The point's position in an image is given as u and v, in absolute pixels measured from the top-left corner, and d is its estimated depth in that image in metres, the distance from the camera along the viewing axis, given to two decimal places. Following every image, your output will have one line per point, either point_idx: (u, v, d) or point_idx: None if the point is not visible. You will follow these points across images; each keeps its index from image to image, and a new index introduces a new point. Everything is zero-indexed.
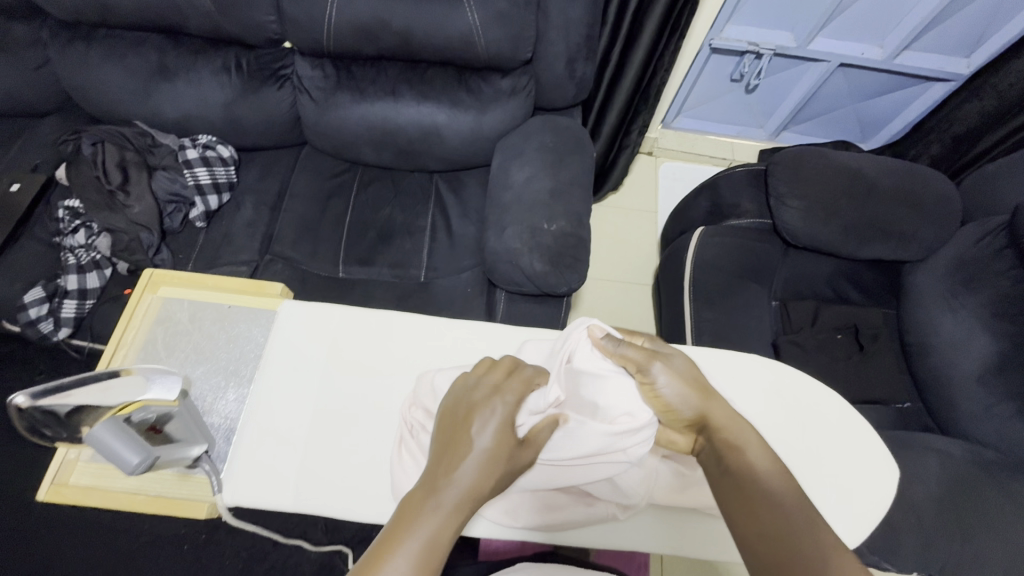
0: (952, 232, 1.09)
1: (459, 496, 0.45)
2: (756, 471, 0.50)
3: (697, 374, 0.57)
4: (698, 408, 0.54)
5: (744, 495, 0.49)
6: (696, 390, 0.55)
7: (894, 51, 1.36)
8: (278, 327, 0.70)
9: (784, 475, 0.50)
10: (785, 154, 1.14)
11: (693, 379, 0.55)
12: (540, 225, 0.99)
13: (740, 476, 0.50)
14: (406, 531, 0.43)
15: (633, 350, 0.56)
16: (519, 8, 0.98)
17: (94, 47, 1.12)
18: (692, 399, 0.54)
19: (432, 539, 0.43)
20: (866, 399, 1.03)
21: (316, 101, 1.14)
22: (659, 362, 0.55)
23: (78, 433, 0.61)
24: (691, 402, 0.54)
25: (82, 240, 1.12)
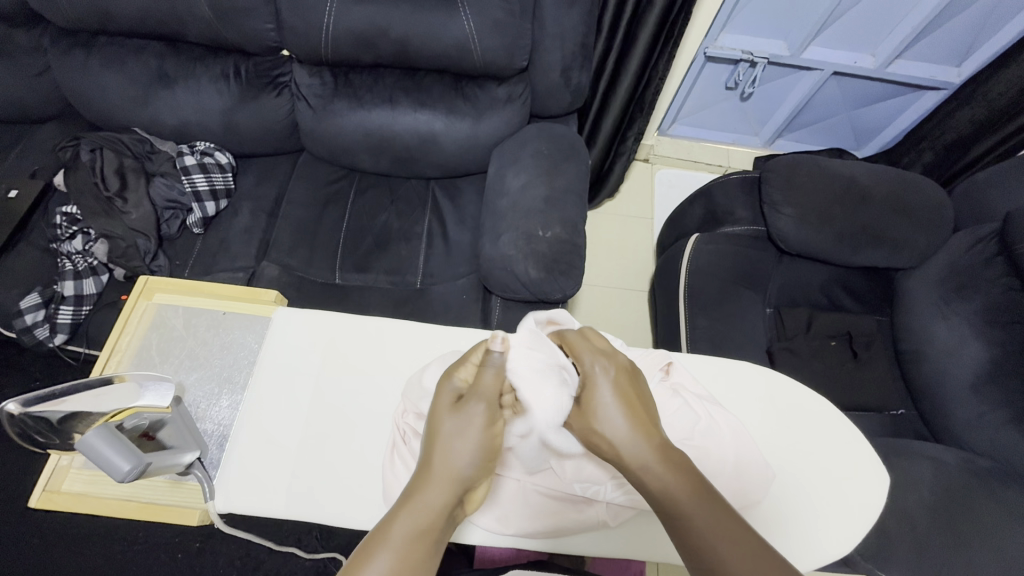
0: (944, 240, 1.10)
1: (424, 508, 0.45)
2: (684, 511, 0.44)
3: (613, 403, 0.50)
4: (618, 448, 0.48)
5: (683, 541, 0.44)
6: (619, 422, 0.49)
7: (887, 60, 1.38)
8: (271, 334, 0.70)
9: (718, 508, 0.44)
10: (779, 162, 1.15)
11: (614, 413, 0.49)
12: (536, 232, 0.99)
13: (674, 520, 0.45)
14: (377, 548, 0.42)
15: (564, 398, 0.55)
16: (515, 18, 0.99)
17: (94, 55, 1.13)
18: (613, 436, 0.49)
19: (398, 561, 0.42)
20: (860, 406, 1.04)
21: (314, 108, 1.15)
22: (573, 415, 0.53)
23: (70, 440, 0.62)
24: (612, 438, 0.49)
25: (79, 246, 1.12)
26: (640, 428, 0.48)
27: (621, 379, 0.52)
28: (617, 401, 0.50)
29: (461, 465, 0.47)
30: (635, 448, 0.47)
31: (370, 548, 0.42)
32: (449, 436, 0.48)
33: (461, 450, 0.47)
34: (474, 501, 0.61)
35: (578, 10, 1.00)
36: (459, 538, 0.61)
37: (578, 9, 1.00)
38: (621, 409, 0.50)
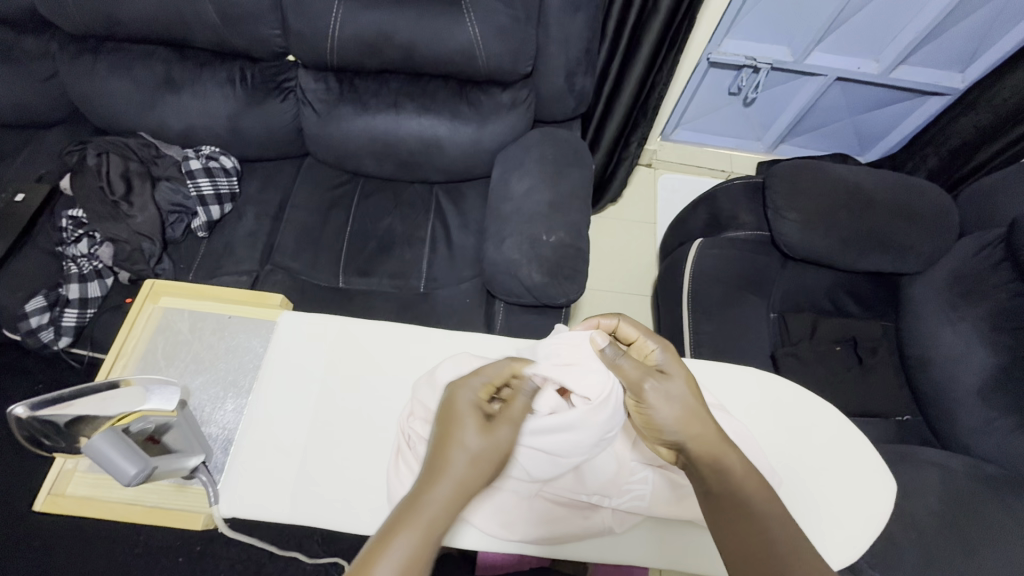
0: (950, 245, 1.09)
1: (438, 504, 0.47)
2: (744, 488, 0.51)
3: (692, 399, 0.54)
4: (690, 425, 0.53)
5: (735, 511, 0.50)
6: (697, 400, 0.55)
7: (891, 66, 1.38)
8: (277, 337, 0.70)
9: (767, 492, 0.51)
10: (783, 167, 1.15)
11: (692, 391, 0.55)
12: (539, 237, 0.99)
13: (729, 490, 0.51)
14: (392, 540, 0.44)
15: (632, 363, 0.55)
16: (520, 24, 1.00)
17: (102, 60, 1.14)
18: (682, 428, 0.53)
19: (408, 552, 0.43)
20: (865, 412, 1.03)
21: (319, 113, 1.15)
22: (653, 381, 0.55)
23: (76, 442, 0.61)
24: (680, 430, 0.53)
25: (84, 249, 1.13)
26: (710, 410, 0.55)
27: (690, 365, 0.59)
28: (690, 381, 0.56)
29: (480, 480, 0.49)
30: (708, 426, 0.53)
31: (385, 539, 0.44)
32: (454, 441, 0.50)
33: (477, 462, 0.49)
34: (480, 507, 0.60)
35: (583, 16, 1.01)
36: (464, 544, 0.61)
37: (582, 14, 1.01)
38: (693, 388, 0.55)
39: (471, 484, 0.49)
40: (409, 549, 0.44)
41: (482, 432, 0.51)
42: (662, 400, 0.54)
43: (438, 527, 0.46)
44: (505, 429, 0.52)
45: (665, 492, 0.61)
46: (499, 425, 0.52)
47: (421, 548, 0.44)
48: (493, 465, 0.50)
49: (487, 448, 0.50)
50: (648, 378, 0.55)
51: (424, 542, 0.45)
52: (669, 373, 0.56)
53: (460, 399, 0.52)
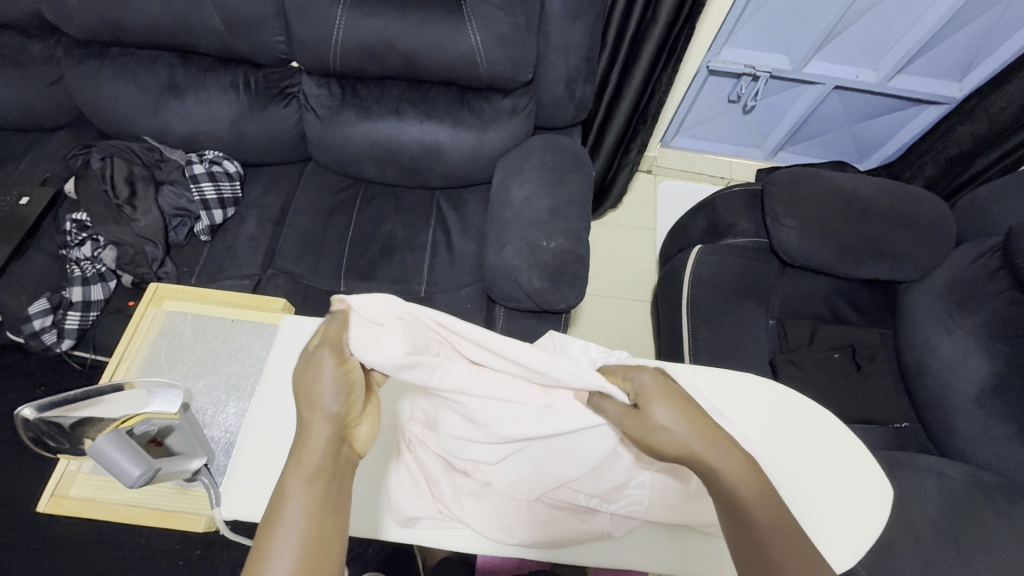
0: (947, 253, 1.10)
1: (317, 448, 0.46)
2: (753, 514, 0.47)
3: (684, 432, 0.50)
4: (684, 445, 0.49)
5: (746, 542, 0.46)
6: (684, 422, 0.51)
7: (888, 75, 1.39)
8: (278, 341, 0.71)
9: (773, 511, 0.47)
10: (781, 175, 1.16)
11: (681, 417, 0.50)
12: (540, 243, 1.00)
13: (739, 518, 0.47)
14: (284, 504, 0.43)
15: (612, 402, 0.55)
16: (521, 32, 1.01)
17: (107, 66, 1.15)
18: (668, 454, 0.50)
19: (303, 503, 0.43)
20: (863, 418, 1.03)
21: (322, 119, 1.16)
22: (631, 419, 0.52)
23: (80, 444, 0.62)
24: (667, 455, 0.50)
25: (88, 252, 1.14)
26: (708, 432, 0.50)
27: (672, 384, 0.54)
28: (678, 403, 0.51)
29: (328, 406, 0.47)
30: (705, 451, 0.49)
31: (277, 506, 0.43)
32: (313, 388, 0.48)
33: (323, 393, 0.48)
34: (478, 510, 0.61)
35: (583, 25, 1.02)
36: (462, 547, 0.61)
37: (583, 23, 1.02)
38: (685, 412, 0.51)
39: (324, 413, 0.47)
40: (303, 499, 0.43)
41: (308, 366, 0.49)
42: (665, 428, 0.50)
43: (322, 468, 0.45)
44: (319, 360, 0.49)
45: (664, 496, 0.61)
46: (319, 351, 0.50)
47: (317, 496, 0.43)
48: (335, 386, 0.48)
49: (328, 374, 0.49)
50: (626, 416, 0.53)
51: (316, 489, 0.44)
52: (646, 405, 0.52)
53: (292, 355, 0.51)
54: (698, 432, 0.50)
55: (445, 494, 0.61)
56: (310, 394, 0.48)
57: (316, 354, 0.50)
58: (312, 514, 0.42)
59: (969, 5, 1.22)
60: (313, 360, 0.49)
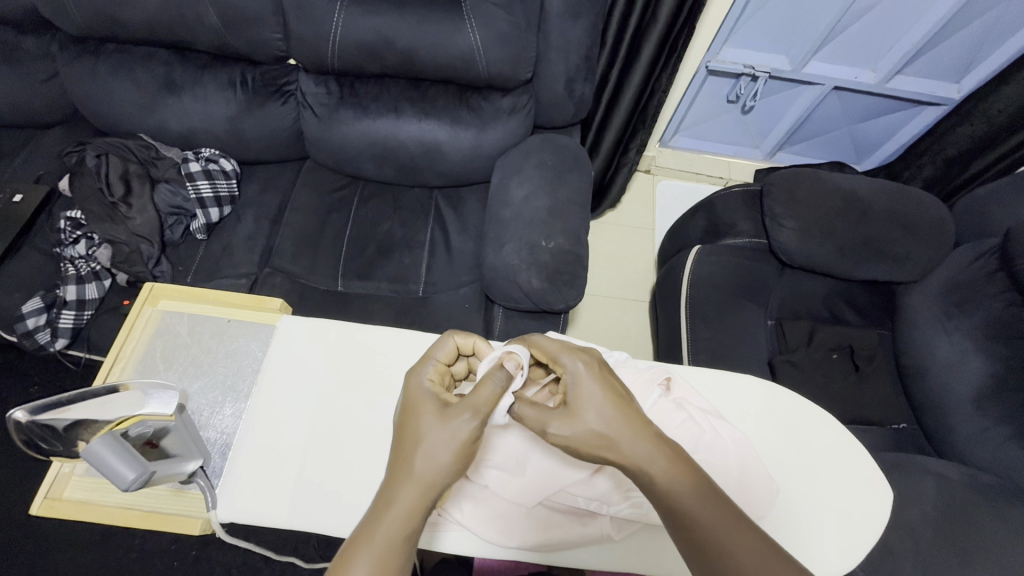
0: (945, 254, 1.10)
1: (406, 509, 0.46)
2: (688, 510, 0.46)
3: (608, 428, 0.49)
4: (611, 446, 0.48)
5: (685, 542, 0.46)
6: (611, 422, 0.49)
7: (887, 76, 1.39)
8: (276, 342, 0.70)
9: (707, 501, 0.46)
10: (781, 175, 1.16)
11: (609, 416, 0.49)
12: (539, 242, 1.00)
13: (673, 518, 0.46)
14: (360, 550, 0.43)
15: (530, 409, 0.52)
16: (521, 30, 1.00)
17: (102, 62, 1.14)
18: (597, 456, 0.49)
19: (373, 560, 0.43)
20: (862, 419, 1.03)
21: (320, 117, 1.15)
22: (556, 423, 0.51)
23: (74, 446, 0.60)
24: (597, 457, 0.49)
25: (82, 250, 1.12)
26: (634, 430, 0.49)
27: (605, 376, 0.52)
28: (608, 401, 0.50)
29: (440, 474, 0.47)
30: (635, 448, 0.48)
31: (353, 548, 0.44)
32: (426, 446, 0.48)
33: (436, 455, 0.47)
34: (478, 514, 0.60)
35: (583, 23, 1.01)
36: (462, 550, 0.61)
37: (583, 22, 1.01)
38: (612, 411, 0.49)
39: (429, 475, 0.47)
40: (376, 553, 0.43)
41: (439, 420, 0.49)
42: (591, 430, 0.49)
43: (409, 529, 0.45)
44: (449, 420, 0.48)
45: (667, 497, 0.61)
46: (459, 413, 0.49)
47: (392, 555, 0.44)
48: (453, 454, 0.47)
49: (450, 440, 0.48)
50: (553, 419, 0.51)
51: (394, 551, 0.44)
52: (573, 406, 0.50)
53: (417, 391, 0.52)
54: (627, 431, 0.48)
55: (445, 497, 0.61)
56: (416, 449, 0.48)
57: (450, 413, 0.49)
58: (381, 573, 0.43)
59: (969, 6, 1.22)
60: (442, 420, 0.48)
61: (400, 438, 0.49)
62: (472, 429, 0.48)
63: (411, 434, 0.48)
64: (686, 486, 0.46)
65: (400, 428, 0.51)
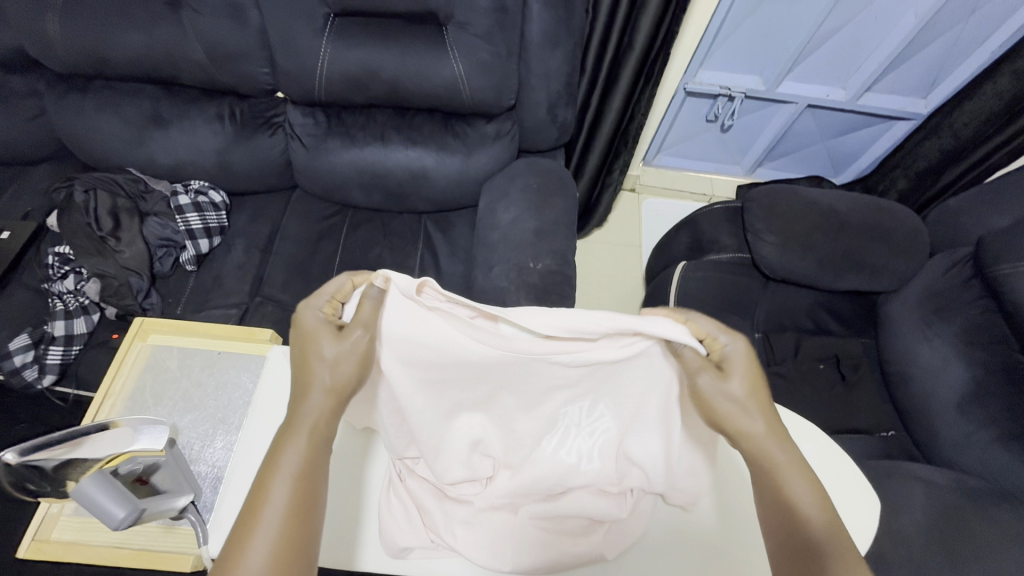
0: (922, 263, 1.13)
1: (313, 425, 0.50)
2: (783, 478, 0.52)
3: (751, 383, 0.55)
4: (744, 425, 0.54)
5: (784, 518, 0.51)
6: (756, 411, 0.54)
7: (857, 93, 1.44)
8: (265, 374, 0.71)
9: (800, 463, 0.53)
10: (760, 192, 1.19)
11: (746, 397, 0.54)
12: (527, 264, 1.02)
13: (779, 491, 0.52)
14: (268, 497, 0.45)
15: (691, 355, 0.53)
16: (502, 60, 1.04)
17: (91, 99, 1.15)
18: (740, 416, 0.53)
19: (289, 488, 0.46)
20: (851, 428, 1.05)
21: (308, 147, 1.17)
22: (709, 375, 0.53)
23: (62, 487, 0.60)
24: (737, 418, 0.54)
25: (70, 285, 1.12)
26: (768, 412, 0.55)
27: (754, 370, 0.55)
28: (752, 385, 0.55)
29: (318, 388, 0.52)
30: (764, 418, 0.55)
31: (270, 472, 0.47)
32: (308, 370, 0.53)
33: (329, 374, 0.52)
34: (470, 538, 0.60)
35: (562, 51, 1.05)
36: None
37: (562, 50, 1.05)
38: (753, 397, 0.54)
39: (327, 404, 0.52)
40: (286, 502, 0.45)
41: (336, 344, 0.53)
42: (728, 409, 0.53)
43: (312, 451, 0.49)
44: (335, 337, 0.53)
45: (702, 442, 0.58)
46: (351, 329, 0.54)
47: (301, 491, 0.47)
48: (350, 364, 0.53)
49: (352, 355, 0.53)
50: (705, 373, 0.53)
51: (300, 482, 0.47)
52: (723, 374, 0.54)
53: (307, 321, 0.55)
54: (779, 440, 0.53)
55: (438, 524, 0.61)
56: (311, 374, 0.52)
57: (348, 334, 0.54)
58: (297, 496, 0.46)
59: (929, 25, 1.27)
60: (328, 339, 0.53)
61: (300, 374, 0.53)
62: (366, 337, 0.54)
63: (306, 361, 0.53)
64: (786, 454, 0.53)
65: (297, 372, 0.54)
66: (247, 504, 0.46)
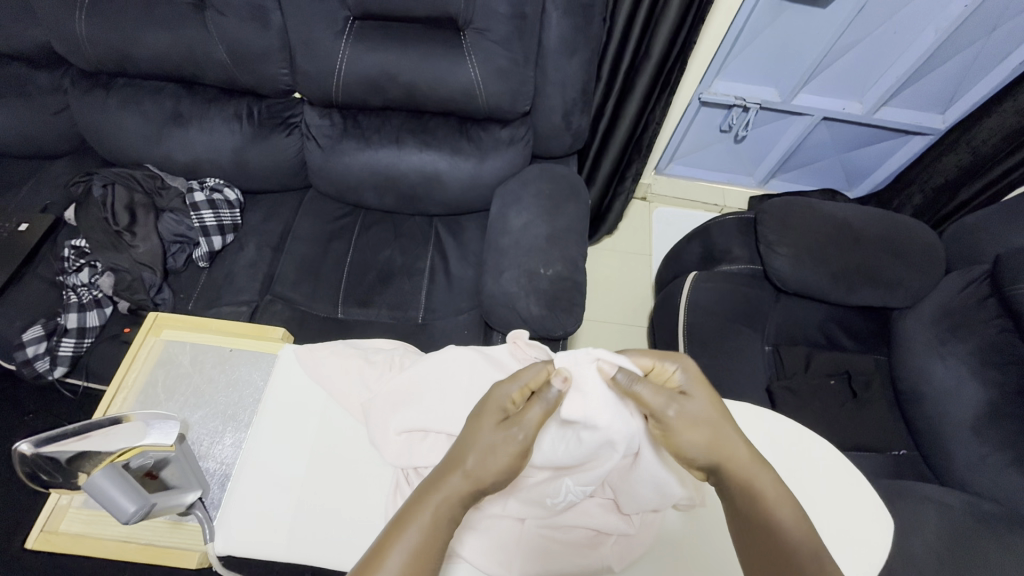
0: (937, 280, 1.11)
1: (444, 498, 0.51)
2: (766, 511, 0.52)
3: (718, 420, 0.55)
4: (719, 456, 0.53)
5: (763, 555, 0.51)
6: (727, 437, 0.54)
7: (874, 107, 1.43)
8: (276, 372, 0.71)
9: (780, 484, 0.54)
10: (774, 204, 1.18)
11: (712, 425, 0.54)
12: (537, 270, 1.01)
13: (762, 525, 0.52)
14: (388, 552, 0.48)
15: (649, 390, 0.54)
16: (519, 66, 1.04)
17: (113, 96, 1.17)
18: (712, 454, 0.53)
19: (405, 555, 0.48)
20: (861, 445, 1.03)
21: (323, 148, 1.18)
22: (676, 407, 0.54)
23: (74, 479, 0.61)
24: (710, 455, 0.53)
25: (85, 278, 1.14)
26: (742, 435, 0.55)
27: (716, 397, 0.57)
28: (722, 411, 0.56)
29: (469, 468, 0.52)
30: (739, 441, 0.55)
31: (396, 531, 0.49)
32: (465, 446, 0.54)
33: (486, 462, 0.52)
34: (477, 546, 0.60)
35: (579, 59, 1.05)
36: None
37: (579, 58, 1.05)
38: (718, 425, 0.54)
39: (472, 482, 0.52)
40: (400, 565, 0.47)
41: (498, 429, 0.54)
42: (693, 448, 0.53)
43: (449, 509, 0.51)
44: (496, 431, 0.53)
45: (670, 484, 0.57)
46: (513, 424, 0.53)
47: (412, 562, 0.47)
48: (508, 460, 0.52)
49: (506, 449, 0.52)
50: (671, 406, 0.54)
51: (420, 553, 0.48)
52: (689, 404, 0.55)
53: (490, 397, 0.56)
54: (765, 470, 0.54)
55: None
56: (467, 448, 0.53)
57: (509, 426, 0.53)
58: (413, 564, 0.47)
59: (950, 40, 1.26)
60: (493, 423, 0.54)
61: (455, 448, 0.54)
62: (525, 440, 0.53)
63: (468, 436, 0.54)
64: (773, 483, 0.54)
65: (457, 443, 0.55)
66: (366, 555, 0.48)
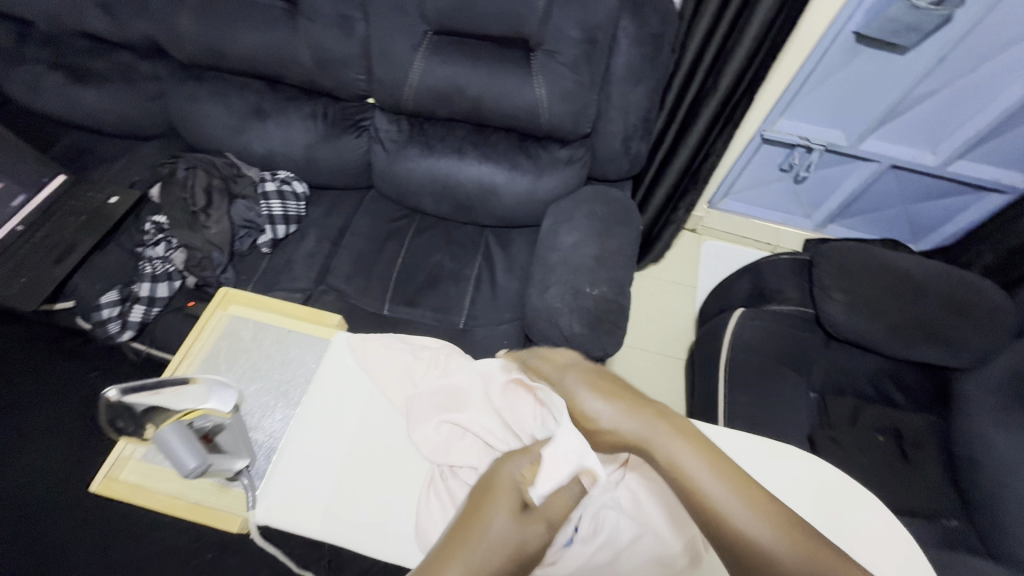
0: (1005, 344, 1.04)
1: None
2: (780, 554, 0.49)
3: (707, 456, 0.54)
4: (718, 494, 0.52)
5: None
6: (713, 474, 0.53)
7: (948, 159, 1.38)
8: (329, 355, 0.75)
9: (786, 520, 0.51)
10: (834, 247, 1.15)
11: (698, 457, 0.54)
12: (583, 288, 1.03)
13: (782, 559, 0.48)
14: None
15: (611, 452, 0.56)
16: (585, 90, 1.06)
17: (205, 87, 1.28)
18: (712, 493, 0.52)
19: None
20: (907, 508, 0.97)
21: (388, 152, 1.24)
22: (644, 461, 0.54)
23: (142, 429, 0.68)
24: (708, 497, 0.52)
25: (161, 252, 1.23)
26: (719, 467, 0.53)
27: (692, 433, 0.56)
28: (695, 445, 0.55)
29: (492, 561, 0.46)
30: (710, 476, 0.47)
31: None
32: (475, 527, 0.48)
33: (502, 554, 0.46)
34: None
35: (643, 87, 1.08)
36: None
37: (644, 86, 1.07)
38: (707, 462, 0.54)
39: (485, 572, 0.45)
40: None
41: (516, 522, 0.48)
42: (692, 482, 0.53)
43: None
44: (508, 522, 0.48)
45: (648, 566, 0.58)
46: (532, 519, 0.49)
47: None
48: (508, 556, 0.46)
49: (517, 540, 0.47)
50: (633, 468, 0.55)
51: None
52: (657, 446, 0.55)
53: (505, 475, 0.52)
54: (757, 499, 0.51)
55: None
56: (483, 530, 0.47)
57: (524, 516, 0.49)
58: None
59: None
60: (511, 515, 0.48)
61: (465, 521, 0.48)
62: (540, 540, 0.48)
63: (478, 516, 0.48)
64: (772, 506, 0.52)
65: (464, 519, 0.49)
66: None
